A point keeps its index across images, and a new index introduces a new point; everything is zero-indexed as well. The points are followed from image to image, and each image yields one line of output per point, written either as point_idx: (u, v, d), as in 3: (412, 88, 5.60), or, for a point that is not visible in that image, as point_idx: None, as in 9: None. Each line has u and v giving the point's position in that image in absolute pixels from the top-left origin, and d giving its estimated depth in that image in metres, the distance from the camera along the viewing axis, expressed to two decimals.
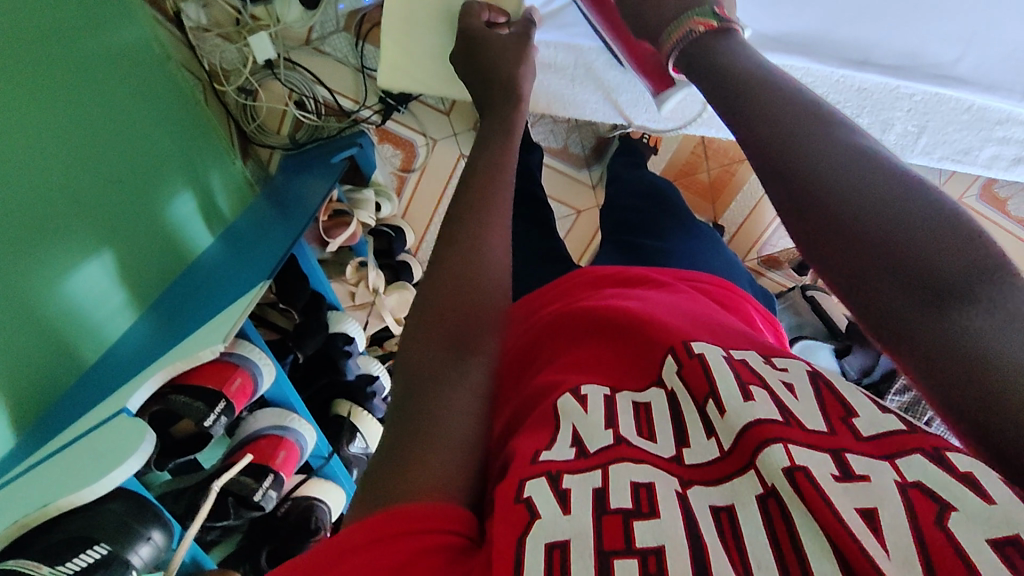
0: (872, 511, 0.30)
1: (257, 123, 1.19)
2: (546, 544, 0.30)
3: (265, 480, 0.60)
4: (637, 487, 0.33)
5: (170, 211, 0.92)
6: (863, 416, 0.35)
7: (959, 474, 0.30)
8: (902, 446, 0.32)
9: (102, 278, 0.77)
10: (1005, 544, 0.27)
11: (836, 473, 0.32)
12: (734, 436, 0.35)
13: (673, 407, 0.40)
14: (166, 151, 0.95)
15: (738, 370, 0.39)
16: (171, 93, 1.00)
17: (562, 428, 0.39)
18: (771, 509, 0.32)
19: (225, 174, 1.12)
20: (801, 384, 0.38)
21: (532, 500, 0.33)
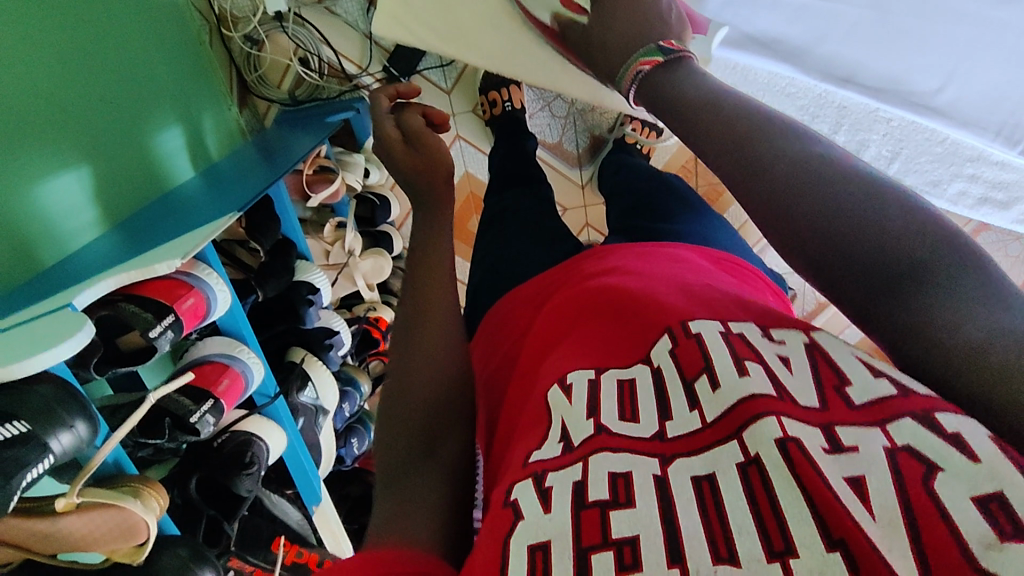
0: (860, 478, 0.31)
1: (258, 74, 1.18)
2: (529, 547, 0.33)
3: (204, 404, 0.59)
4: (615, 478, 0.35)
5: (156, 140, 0.92)
6: (856, 383, 0.36)
7: (947, 436, 0.31)
8: (893, 410, 0.33)
9: (76, 192, 0.77)
10: (989, 502, 0.28)
11: (826, 446, 0.33)
12: (720, 411, 0.37)
13: (658, 383, 0.41)
14: (159, 81, 0.95)
15: (734, 347, 0.40)
16: (175, 27, 1.01)
17: (552, 423, 0.41)
18: (751, 475, 0.33)
19: (218, 117, 1.12)
20: (797, 358, 0.39)
21: (516, 501, 0.36)
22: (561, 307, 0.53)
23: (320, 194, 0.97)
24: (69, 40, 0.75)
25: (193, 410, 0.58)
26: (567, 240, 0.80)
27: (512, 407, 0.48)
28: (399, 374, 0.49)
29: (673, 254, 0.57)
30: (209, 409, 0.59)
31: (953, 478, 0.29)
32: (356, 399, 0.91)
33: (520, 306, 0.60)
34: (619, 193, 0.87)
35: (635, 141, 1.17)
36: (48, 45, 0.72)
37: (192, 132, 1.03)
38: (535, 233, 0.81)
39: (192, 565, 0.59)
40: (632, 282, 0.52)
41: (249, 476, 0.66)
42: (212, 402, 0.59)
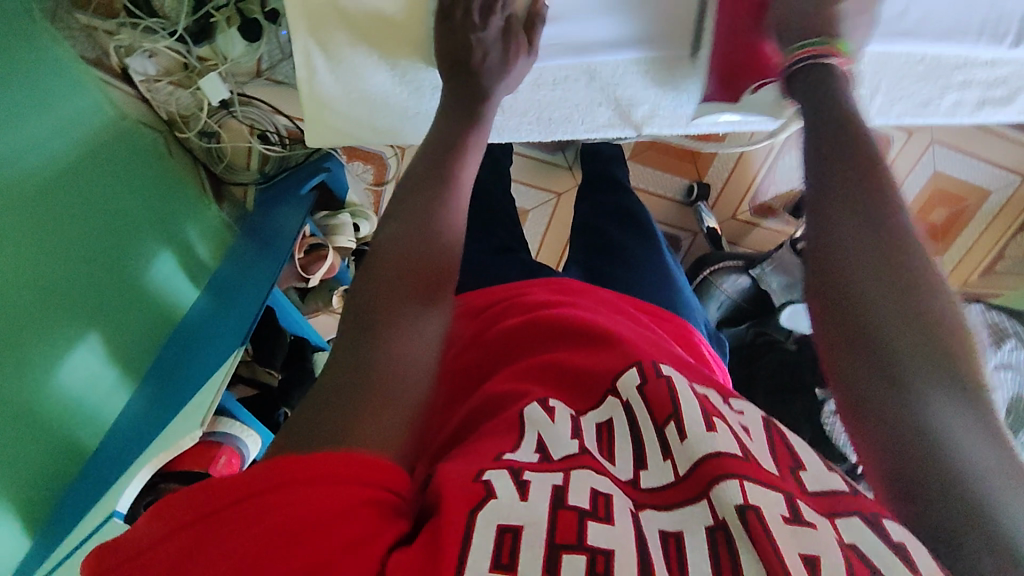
0: (815, 557, 0.35)
1: (224, 163, 1.19)
2: (499, 528, 0.36)
3: None
4: (597, 493, 0.40)
5: (150, 275, 0.94)
6: (809, 473, 0.43)
7: (896, 544, 0.37)
8: (840, 507, 0.40)
9: (90, 362, 0.80)
10: None
11: (788, 514, 0.37)
12: (689, 464, 0.42)
13: (633, 431, 0.47)
14: (130, 212, 0.95)
15: (702, 402, 0.47)
16: (130, 152, 1.01)
17: (529, 436, 0.45)
18: (718, 540, 0.37)
19: (202, 221, 1.12)
20: (755, 430, 0.47)
21: (490, 481, 0.40)
22: (521, 328, 0.60)
23: (318, 274, 0.98)
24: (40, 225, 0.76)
25: None
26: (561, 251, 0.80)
27: (479, 402, 0.53)
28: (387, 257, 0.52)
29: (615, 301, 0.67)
30: None
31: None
32: None
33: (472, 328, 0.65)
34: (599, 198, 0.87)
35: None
36: (20, 240, 0.73)
37: (181, 248, 1.03)
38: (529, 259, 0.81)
39: None
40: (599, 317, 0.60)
41: None
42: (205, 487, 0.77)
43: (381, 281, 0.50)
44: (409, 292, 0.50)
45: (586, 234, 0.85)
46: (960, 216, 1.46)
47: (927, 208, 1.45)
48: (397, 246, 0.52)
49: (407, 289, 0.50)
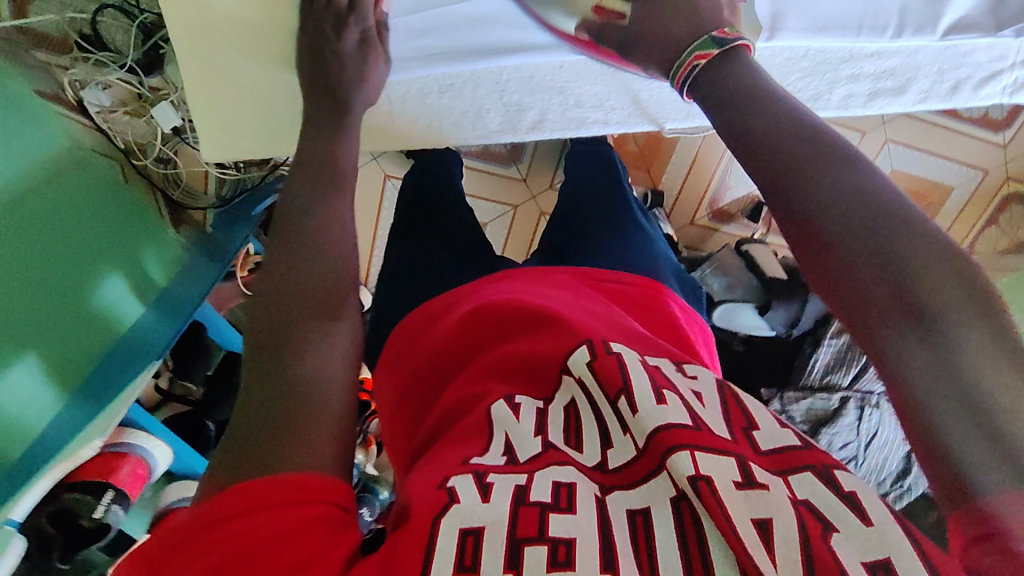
0: (768, 521, 0.37)
1: (182, 187, 1.21)
2: (461, 530, 0.38)
3: None
4: (559, 486, 0.42)
5: (94, 298, 0.96)
6: (762, 429, 0.44)
7: (843, 495, 0.39)
8: (793, 462, 0.41)
9: (25, 382, 0.84)
10: (878, 568, 0.35)
11: (740, 480, 0.39)
12: (644, 437, 0.43)
13: (593, 411, 0.48)
14: (80, 241, 0.97)
15: (652, 376, 0.48)
16: (85, 182, 1.03)
17: (495, 436, 0.46)
18: (683, 510, 0.40)
19: (159, 247, 1.13)
20: (708, 393, 0.47)
21: (452, 487, 0.41)
22: (471, 321, 0.59)
23: None
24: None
25: (98, 504, 0.90)
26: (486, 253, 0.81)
27: (444, 405, 0.53)
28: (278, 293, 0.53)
29: (572, 281, 0.66)
30: (113, 499, 0.91)
31: (847, 537, 0.36)
32: None
33: (410, 334, 0.65)
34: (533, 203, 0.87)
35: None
36: None
37: (134, 272, 1.05)
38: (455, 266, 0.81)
39: None
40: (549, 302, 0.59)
41: None
42: (114, 492, 0.91)
43: (282, 309, 0.52)
44: (312, 311, 0.52)
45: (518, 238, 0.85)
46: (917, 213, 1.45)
47: None
48: (296, 275, 0.55)
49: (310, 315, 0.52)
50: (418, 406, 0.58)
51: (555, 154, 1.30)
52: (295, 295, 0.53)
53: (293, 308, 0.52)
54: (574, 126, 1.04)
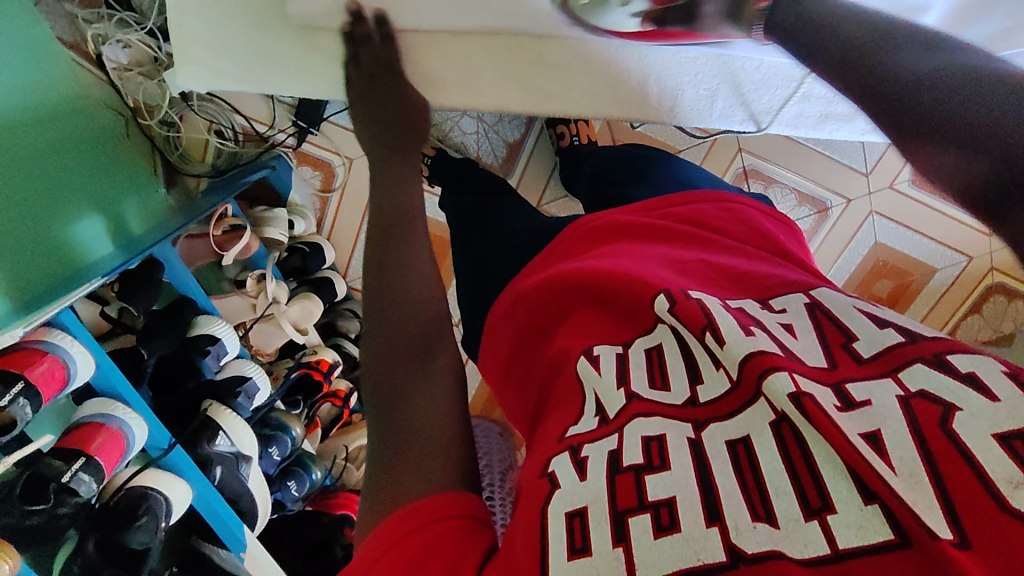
0: (876, 433, 0.36)
1: (179, 152, 1.24)
2: (567, 514, 0.39)
3: (76, 462, 0.60)
4: (648, 440, 0.41)
5: (71, 233, 0.98)
6: (862, 338, 0.43)
7: (962, 376, 0.37)
8: (903, 358, 0.40)
9: None
10: (1013, 437, 0.32)
11: (839, 404, 0.38)
12: (737, 365, 0.42)
13: (679, 345, 0.47)
14: (64, 175, 0.99)
15: (735, 316, 0.46)
16: (85, 127, 1.07)
17: (587, 398, 0.47)
18: (785, 431, 0.38)
19: (143, 200, 1.18)
20: (799, 323, 0.46)
21: (553, 472, 0.43)
22: (546, 287, 0.59)
23: (231, 251, 1.00)
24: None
25: None
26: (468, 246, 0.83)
27: (544, 364, 0.55)
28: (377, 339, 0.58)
29: (635, 221, 0.66)
30: None
31: (970, 415, 0.34)
32: (287, 442, 0.90)
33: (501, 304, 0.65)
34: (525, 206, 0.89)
35: (571, 141, 1.22)
36: None
37: (109, 218, 1.07)
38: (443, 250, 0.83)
39: None
40: (615, 260, 0.57)
41: (141, 529, 0.64)
42: None
43: (382, 358, 0.57)
44: (404, 358, 0.56)
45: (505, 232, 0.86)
46: (904, 291, 1.44)
47: (872, 278, 1.43)
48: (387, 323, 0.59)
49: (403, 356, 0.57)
50: (522, 361, 0.59)
51: (544, 174, 1.31)
52: (390, 337, 0.57)
53: (389, 356, 0.57)
54: (723, 117, 0.97)
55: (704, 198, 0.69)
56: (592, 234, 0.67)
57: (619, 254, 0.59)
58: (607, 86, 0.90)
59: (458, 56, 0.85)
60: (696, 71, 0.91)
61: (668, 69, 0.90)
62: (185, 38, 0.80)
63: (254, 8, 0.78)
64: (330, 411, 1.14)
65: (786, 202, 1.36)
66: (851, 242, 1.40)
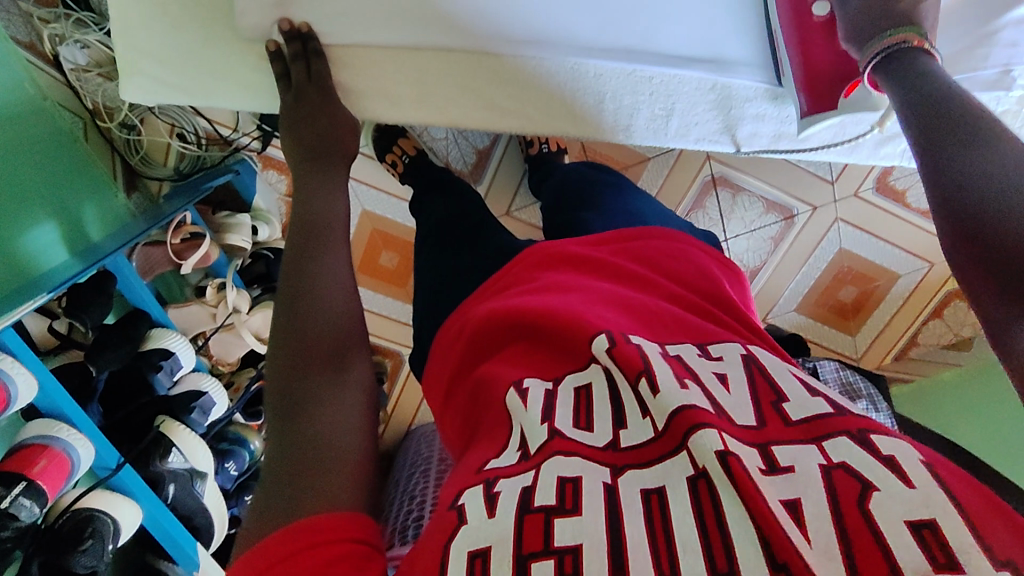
0: (797, 501, 0.41)
1: (140, 155, 1.21)
2: (469, 554, 0.41)
3: (16, 487, 0.59)
4: (565, 482, 0.44)
5: (23, 241, 0.95)
6: (793, 402, 0.49)
7: (886, 461, 0.42)
8: (826, 429, 0.46)
9: None
10: (923, 527, 0.37)
11: (765, 466, 0.43)
12: (665, 418, 0.47)
13: (611, 390, 0.52)
14: (22, 179, 0.97)
15: (672, 366, 0.51)
16: (43, 128, 1.05)
17: (513, 431, 0.50)
18: (700, 487, 0.42)
19: (102, 205, 1.15)
20: (733, 375, 0.52)
21: (462, 505, 0.45)
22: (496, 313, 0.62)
23: (190, 261, 0.98)
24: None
25: None
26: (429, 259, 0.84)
27: (478, 393, 0.58)
28: (294, 345, 0.58)
29: (586, 254, 0.70)
30: None
31: (886, 498, 0.39)
32: (244, 456, 0.90)
33: (450, 327, 0.69)
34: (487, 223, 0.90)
35: (540, 148, 1.22)
36: None
37: (67, 222, 1.05)
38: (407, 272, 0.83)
39: None
40: (564, 297, 0.61)
41: (86, 553, 0.64)
42: None
43: (297, 361, 0.57)
44: (319, 365, 0.57)
45: (468, 249, 0.87)
46: (869, 296, 1.47)
47: (836, 284, 1.46)
48: (304, 324, 0.59)
49: (317, 364, 0.57)
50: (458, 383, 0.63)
51: (514, 181, 1.31)
52: (314, 345, 0.58)
53: (303, 363, 0.57)
54: (679, 136, 0.98)
55: (664, 234, 0.75)
56: (544, 259, 0.70)
57: (566, 287, 0.64)
58: (565, 104, 0.92)
59: (415, 71, 0.85)
60: (651, 91, 0.93)
61: (625, 88, 0.92)
62: (132, 49, 0.78)
63: (203, 20, 0.77)
64: None
65: (753, 209, 1.37)
66: (816, 249, 1.42)
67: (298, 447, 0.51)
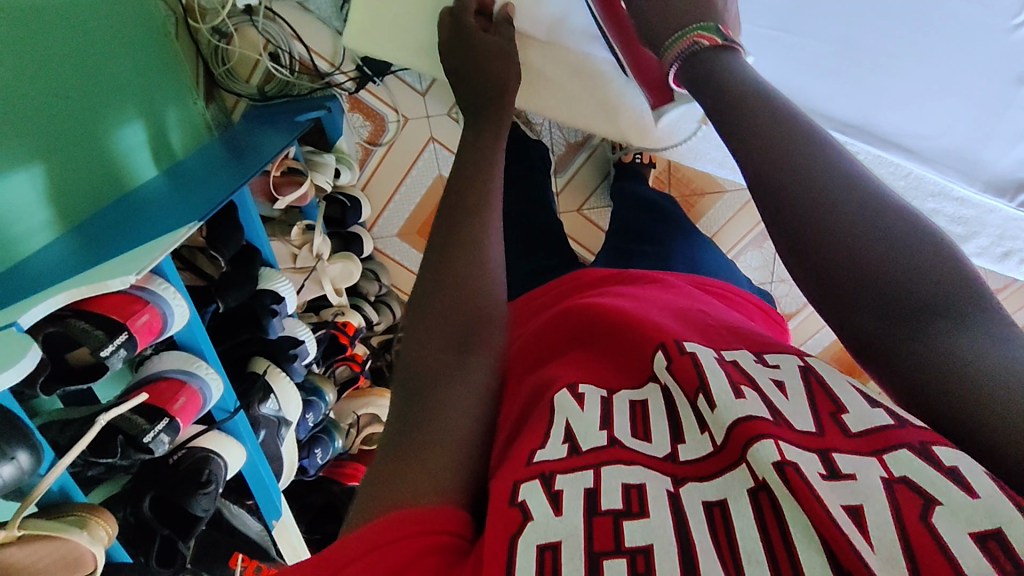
0: (858, 509, 0.31)
1: (226, 67, 1.14)
2: (538, 547, 0.32)
3: (159, 423, 0.57)
4: (629, 488, 0.35)
5: (116, 139, 0.89)
6: (851, 411, 0.36)
7: (945, 469, 0.31)
8: (890, 441, 0.34)
9: (28, 193, 0.73)
10: (988, 539, 0.28)
11: (823, 472, 0.33)
12: (723, 432, 0.37)
13: (670, 407, 0.41)
14: (120, 76, 0.91)
15: (729, 372, 0.40)
16: (142, 22, 0.97)
17: (556, 424, 0.40)
18: (762, 501, 0.33)
19: (182, 111, 1.08)
20: (791, 382, 0.39)
21: (525, 502, 0.35)
22: (558, 322, 0.54)
23: (289, 198, 0.94)
24: (10, 28, 0.69)
25: None
26: (554, 257, 0.85)
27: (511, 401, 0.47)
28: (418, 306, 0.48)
29: (638, 275, 0.63)
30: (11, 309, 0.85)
31: (950, 514, 0.29)
32: (320, 408, 0.88)
33: (519, 324, 0.63)
34: (626, 215, 0.91)
35: (632, 159, 1.22)
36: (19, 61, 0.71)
37: (154, 127, 0.99)
38: (536, 263, 0.83)
39: None
40: (619, 301, 0.53)
41: (208, 496, 0.62)
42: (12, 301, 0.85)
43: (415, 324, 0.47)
44: (442, 336, 0.46)
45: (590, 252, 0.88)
46: None
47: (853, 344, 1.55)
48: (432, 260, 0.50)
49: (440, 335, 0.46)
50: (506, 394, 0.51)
51: (594, 182, 1.32)
52: (429, 308, 0.48)
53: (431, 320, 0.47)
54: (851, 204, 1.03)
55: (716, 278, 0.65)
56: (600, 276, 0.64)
57: (623, 296, 0.55)
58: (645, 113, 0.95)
59: (563, 56, 0.90)
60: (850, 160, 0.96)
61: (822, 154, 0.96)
62: None
63: None
64: (347, 373, 1.12)
65: None
66: None
67: (401, 444, 0.41)
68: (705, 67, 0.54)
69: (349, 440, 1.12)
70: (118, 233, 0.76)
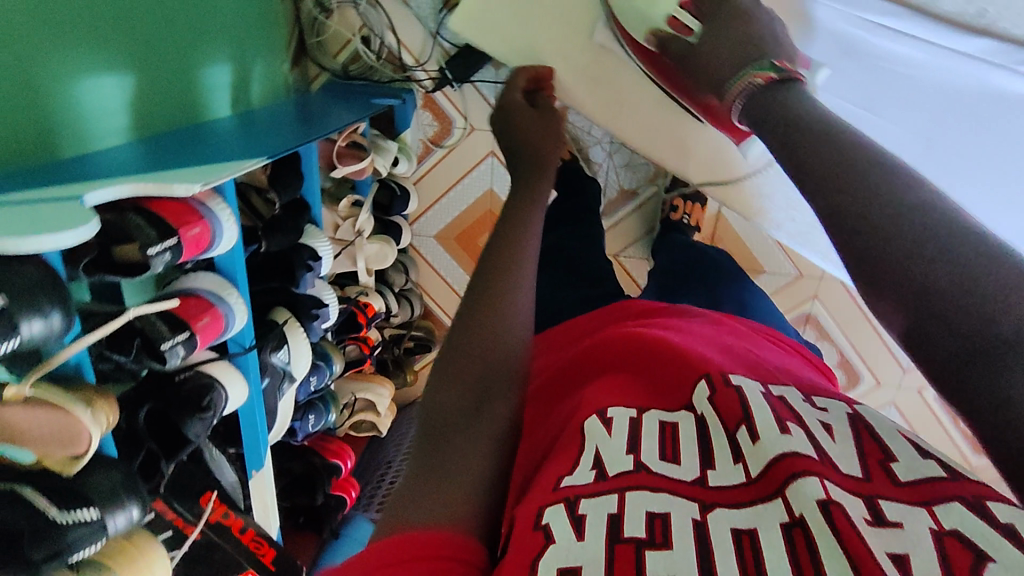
0: (903, 556, 0.30)
1: (318, 40, 1.20)
2: (560, 570, 0.31)
3: (179, 334, 0.57)
4: (654, 517, 0.34)
5: (202, 74, 0.92)
6: (902, 461, 0.36)
7: (999, 525, 0.31)
8: (938, 493, 0.34)
9: (113, 96, 0.75)
10: None
11: (869, 516, 0.32)
12: (763, 466, 0.37)
13: (702, 436, 0.41)
14: (221, 17, 0.95)
15: (774, 407, 0.41)
16: None
17: (585, 449, 0.39)
18: (795, 538, 0.32)
19: (268, 68, 1.12)
20: (839, 427, 0.39)
21: (549, 526, 0.33)
22: (601, 346, 0.54)
23: (347, 169, 0.97)
24: None
25: None
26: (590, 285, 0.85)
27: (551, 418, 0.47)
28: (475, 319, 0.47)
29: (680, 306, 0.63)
30: None
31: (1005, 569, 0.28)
32: (325, 374, 0.88)
33: (553, 351, 0.63)
34: (669, 261, 0.92)
35: (679, 218, 1.22)
36: None
37: (240, 74, 1.02)
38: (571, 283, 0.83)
39: (121, 494, 0.54)
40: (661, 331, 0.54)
41: (202, 420, 0.62)
42: None
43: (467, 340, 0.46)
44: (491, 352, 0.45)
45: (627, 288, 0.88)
46: None
47: None
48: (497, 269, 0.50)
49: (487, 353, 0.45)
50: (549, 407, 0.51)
51: (639, 231, 1.33)
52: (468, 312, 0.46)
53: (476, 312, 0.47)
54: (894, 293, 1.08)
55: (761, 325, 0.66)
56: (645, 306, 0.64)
57: (663, 326, 0.56)
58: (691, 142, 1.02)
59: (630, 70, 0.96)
60: None
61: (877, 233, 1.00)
62: None
63: None
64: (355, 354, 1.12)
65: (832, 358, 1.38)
66: None
67: (434, 466, 0.39)
68: (762, 104, 0.59)
69: (340, 420, 1.11)
70: (185, 152, 0.77)
